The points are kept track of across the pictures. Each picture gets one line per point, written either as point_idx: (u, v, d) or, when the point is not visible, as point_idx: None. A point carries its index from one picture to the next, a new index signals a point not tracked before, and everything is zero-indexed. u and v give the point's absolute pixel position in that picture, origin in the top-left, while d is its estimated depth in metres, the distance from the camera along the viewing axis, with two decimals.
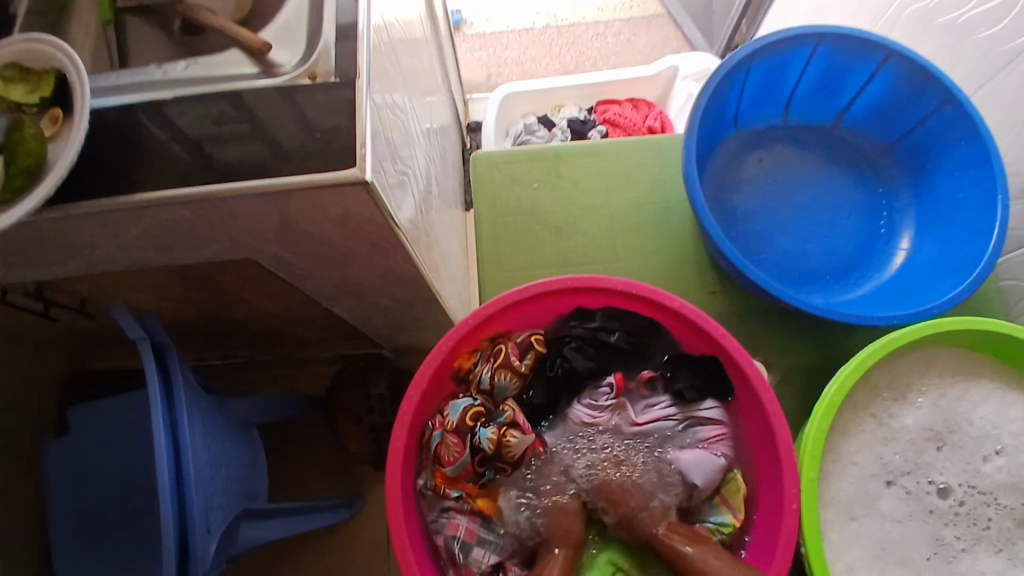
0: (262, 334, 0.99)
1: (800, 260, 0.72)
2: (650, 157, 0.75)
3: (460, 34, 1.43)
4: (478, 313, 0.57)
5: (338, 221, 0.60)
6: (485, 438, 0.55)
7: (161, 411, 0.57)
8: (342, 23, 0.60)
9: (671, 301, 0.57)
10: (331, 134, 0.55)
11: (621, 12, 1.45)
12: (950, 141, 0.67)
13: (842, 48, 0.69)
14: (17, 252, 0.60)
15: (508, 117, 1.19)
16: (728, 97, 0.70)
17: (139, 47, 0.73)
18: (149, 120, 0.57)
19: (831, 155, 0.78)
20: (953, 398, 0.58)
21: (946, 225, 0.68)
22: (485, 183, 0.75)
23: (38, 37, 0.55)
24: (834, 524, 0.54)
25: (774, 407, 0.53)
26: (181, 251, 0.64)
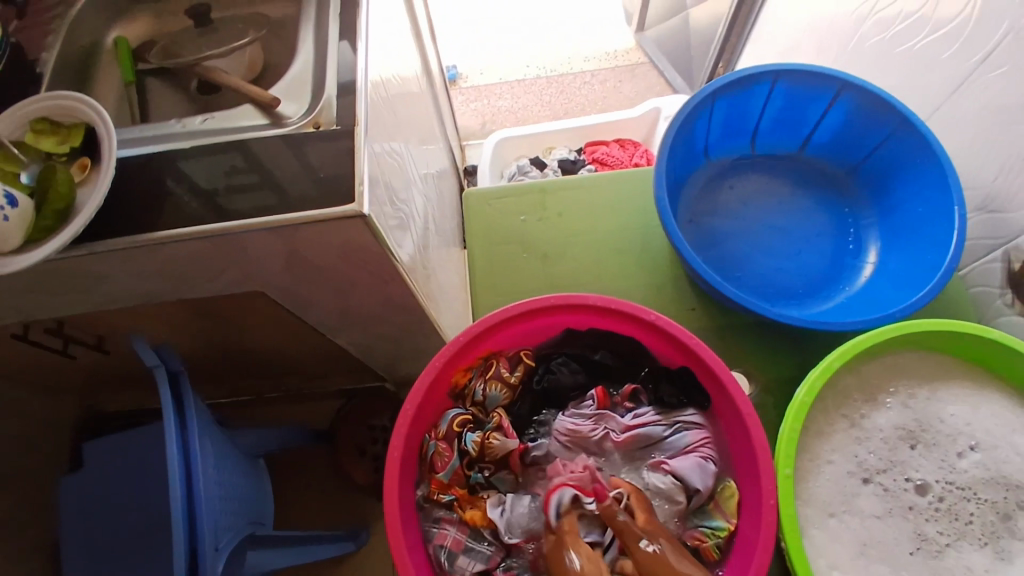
0: (270, 369, 1.04)
1: (774, 278, 0.76)
2: (630, 188, 0.81)
3: (455, 87, 1.56)
4: (469, 330, 0.61)
5: (339, 253, 0.65)
6: (470, 441, 0.60)
7: (175, 431, 0.61)
8: (343, 81, 0.67)
9: (646, 315, 0.61)
10: (333, 172, 0.61)
11: (605, 61, 1.57)
12: (907, 161, 0.72)
13: (799, 83, 0.75)
14: (45, 288, 0.65)
15: (501, 160, 1.26)
16: (696, 131, 0.76)
17: (159, 106, 0.82)
18: (168, 166, 0.63)
19: (798, 180, 0.83)
20: (922, 398, 0.61)
21: (910, 239, 0.72)
22: (477, 215, 0.80)
23: (68, 94, 0.62)
24: (813, 521, 0.56)
25: (748, 407, 0.56)
26: (195, 285, 0.69)
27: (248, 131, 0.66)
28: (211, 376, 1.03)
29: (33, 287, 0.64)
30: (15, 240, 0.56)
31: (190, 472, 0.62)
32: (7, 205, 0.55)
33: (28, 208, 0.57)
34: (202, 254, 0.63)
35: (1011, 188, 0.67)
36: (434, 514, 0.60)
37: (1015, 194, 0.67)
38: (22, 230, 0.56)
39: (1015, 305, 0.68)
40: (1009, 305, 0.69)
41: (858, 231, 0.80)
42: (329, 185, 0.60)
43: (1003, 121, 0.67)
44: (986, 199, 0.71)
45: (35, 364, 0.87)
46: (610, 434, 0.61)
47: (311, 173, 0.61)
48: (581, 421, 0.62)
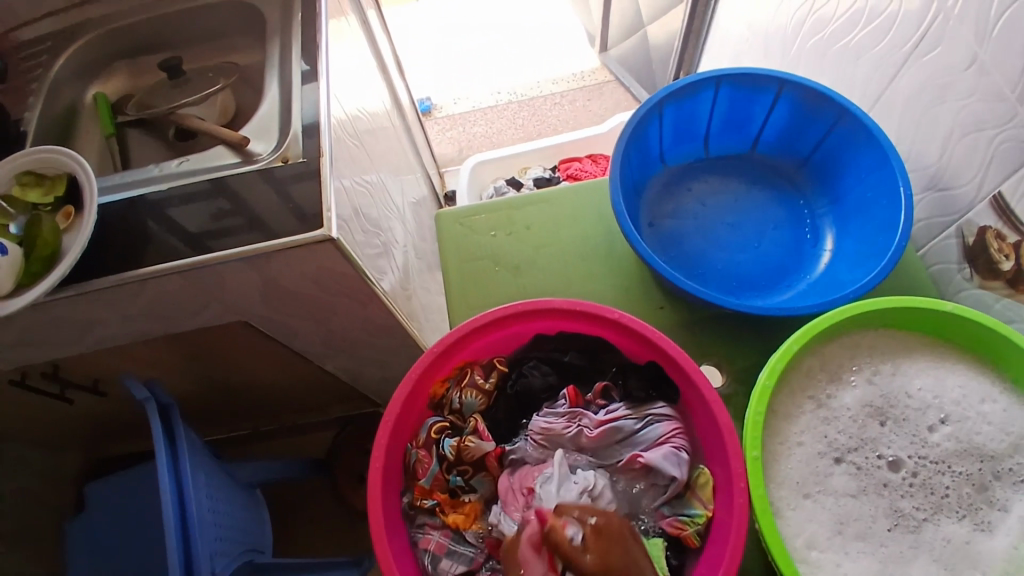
0: (263, 401, 1.06)
1: (736, 272, 0.78)
2: (593, 198, 0.84)
3: (431, 118, 1.67)
4: (442, 341, 0.63)
5: (314, 279, 0.68)
6: (447, 446, 0.62)
7: (166, 460, 0.62)
8: (307, 117, 0.70)
9: (610, 313, 0.64)
10: (302, 203, 0.64)
11: (574, 83, 1.68)
12: (852, 150, 0.76)
13: (741, 85, 0.79)
14: (36, 333, 0.68)
15: (479, 184, 1.30)
16: (648, 139, 0.80)
17: (140, 155, 0.87)
18: (146, 210, 0.67)
19: (752, 177, 0.86)
20: (886, 374, 0.63)
21: (863, 222, 0.75)
22: (450, 233, 0.82)
23: (52, 148, 0.66)
24: (788, 503, 0.57)
25: (712, 394, 0.58)
26: (180, 321, 0.72)
27: (223, 171, 0.69)
28: (207, 412, 1.05)
29: (26, 332, 0.67)
30: (6, 286, 0.59)
31: (183, 499, 0.64)
32: None
33: (17, 255, 0.60)
34: (185, 289, 0.66)
35: (956, 164, 0.69)
36: (419, 520, 0.62)
37: (960, 170, 0.69)
38: (12, 277, 0.60)
39: (974, 278, 0.69)
40: (968, 279, 0.70)
41: (814, 221, 0.82)
42: (298, 215, 0.63)
43: (940, 100, 0.70)
44: (935, 178, 0.73)
45: (34, 411, 0.90)
46: (585, 430, 0.62)
47: (281, 205, 0.64)
48: (555, 420, 0.63)
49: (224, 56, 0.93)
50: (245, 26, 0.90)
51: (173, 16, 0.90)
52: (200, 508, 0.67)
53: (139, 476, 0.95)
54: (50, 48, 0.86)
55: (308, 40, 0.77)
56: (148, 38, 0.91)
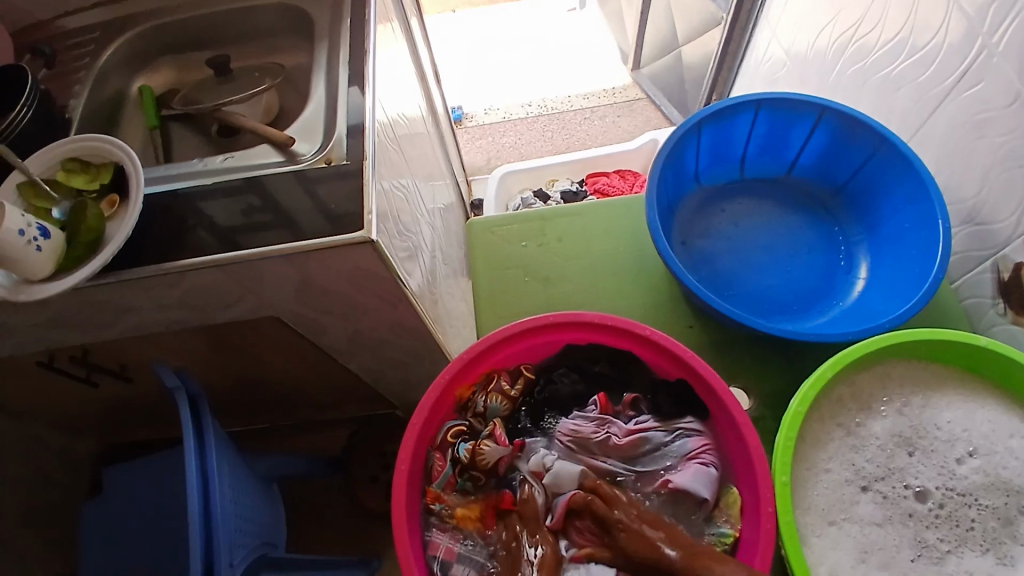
0: (283, 396, 1.07)
1: (767, 294, 0.78)
2: (624, 213, 0.84)
3: (462, 127, 1.69)
4: (473, 348, 0.64)
5: (349, 278, 0.69)
6: (463, 449, 0.63)
7: (193, 448, 0.63)
8: (352, 120, 0.71)
9: (643, 330, 0.64)
10: (343, 203, 0.65)
11: (605, 98, 1.70)
12: (891, 178, 0.75)
13: (780, 108, 0.79)
14: (74, 316, 0.69)
15: (506, 194, 1.31)
16: (684, 158, 0.80)
17: (182, 148, 0.89)
18: (188, 202, 0.68)
19: (786, 201, 0.86)
20: (917, 406, 0.62)
21: (898, 252, 0.75)
22: (480, 243, 0.83)
23: (96, 136, 0.68)
24: (813, 529, 0.56)
25: (743, 416, 0.58)
26: (214, 313, 0.73)
27: (266, 168, 0.70)
28: (228, 404, 1.07)
29: (64, 315, 0.69)
30: (45, 269, 0.60)
31: (207, 488, 0.64)
32: (40, 236, 0.59)
33: (59, 240, 0.61)
34: (221, 281, 0.67)
35: (994, 199, 0.69)
36: (430, 523, 0.62)
37: (997, 205, 0.69)
38: (52, 261, 0.61)
39: (1007, 313, 0.69)
40: (1001, 314, 0.70)
41: (848, 248, 0.82)
42: (338, 215, 0.64)
43: (979, 134, 0.70)
44: (972, 212, 0.73)
45: (60, 394, 0.92)
46: (613, 437, 0.63)
47: (323, 204, 0.65)
48: (583, 424, 0.64)
49: (268, 55, 0.95)
50: (290, 29, 0.92)
51: (223, 15, 0.92)
52: (222, 497, 0.68)
53: (157, 463, 0.96)
54: (100, 40, 0.88)
55: (355, 44, 0.78)
56: (196, 36, 0.93)
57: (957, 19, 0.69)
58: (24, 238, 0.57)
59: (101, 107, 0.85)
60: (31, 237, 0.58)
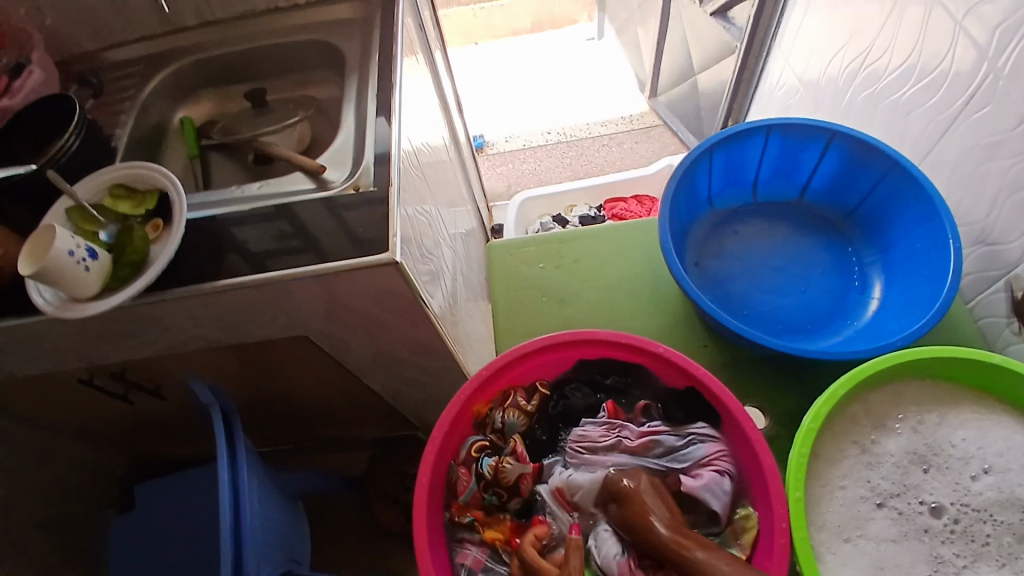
0: (307, 414, 1.10)
1: (781, 315, 0.79)
2: (639, 236, 0.87)
3: (483, 154, 1.74)
4: (490, 365, 0.66)
5: (374, 298, 0.72)
6: (486, 465, 0.64)
7: (226, 461, 0.66)
8: (379, 149, 0.75)
9: (656, 348, 0.66)
10: (370, 227, 0.68)
11: (623, 125, 1.74)
12: (902, 201, 0.77)
13: (791, 133, 0.81)
14: (116, 333, 0.74)
15: (526, 218, 1.35)
16: (697, 182, 0.83)
17: (218, 176, 0.94)
18: (225, 226, 0.72)
19: (799, 224, 0.88)
20: (931, 424, 0.62)
21: (910, 273, 0.76)
22: (499, 265, 0.85)
23: (144, 165, 0.73)
24: (828, 545, 0.57)
25: (756, 434, 0.59)
26: (245, 331, 0.77)
27: (298, 195, 0.75)
28: (255, 421, 1.10)
29: (106, 332, 0.73)
30: (93, 288, 0.65)
31: (238, 501, 0.67)
32: (88, 257, 0.63)
33: (105, 261, 0.66)
34: (254, 301, 0.71)
35: (1006, 221, 0.70)
36: (457, 535, 0.64)
37: (1008, 228, 0.69)
38: (100, 279, 0.65)
39: (1023, 332, 0.69)
40: (1016, 333, 0.70)
41: (862, 269, 0.83)
42: (365, 238, 0.68)
43: (991, 157, 0.71)
44: (985, 233, 0.73)
45: (98, 408, 0.96)
46: (624, 440, 0.64)
47: (349, 229, 0.69)
48: (592, 428, 0.66)
49: (300, 89, 1.01)
50: (322, 63, 0.98)
51: (260, 53, 0.98)
52: (252, 511, 0.70)
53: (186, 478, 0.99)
54: (144, 77, 0.95)
55: (383, 77, 0.83)
56: (233, 70, 0.99)
57: (964, 43, 0.71)
58: (74, 259, 0.62)
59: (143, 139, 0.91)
60: (81, 258, 0.63)
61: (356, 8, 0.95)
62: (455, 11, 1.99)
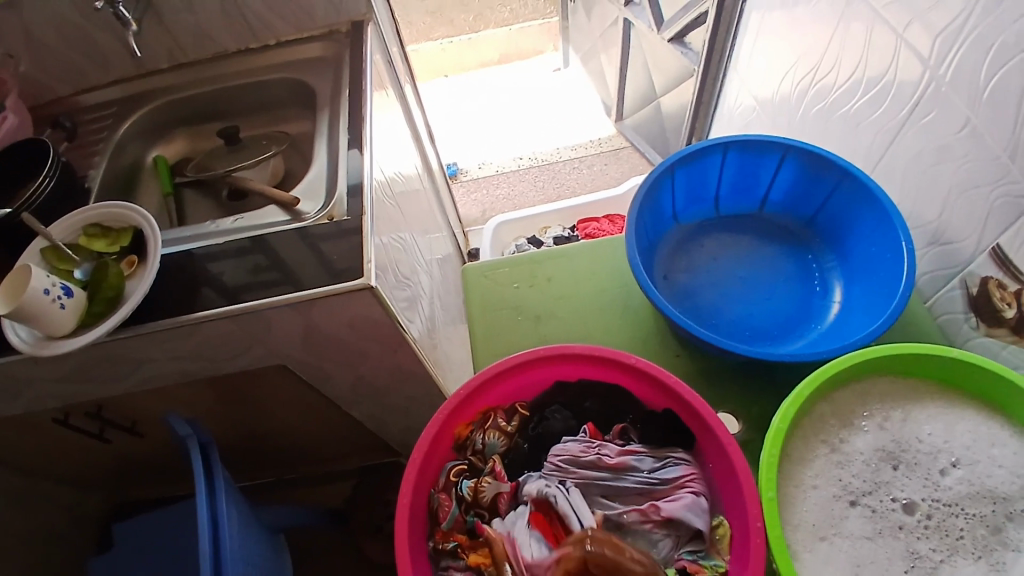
0: (289, 447, 1.09)
1: (749, 323, 0.81)
2: (610, 254, 0.89)
3: (457, 181, 1.77)
4: (468, 385, 0.67)
5: (350, 325, 0.73)
6: (465, 487, 0.65)
7: (203, 493, 0.66)
8: (352, 179, 0.77)
9: (629, 359, 0.67)
10: (345, 255, 0.70)
11: (593, 148, 1.80)
12: (856, 208, 0.80)
13: (747, 149, 0.85)
14: (92, 370, 0.73)
15: (502, 242, 1.38)
16: (662, 199, 0.86)
17: (192, 212, 0.95)
18: (200, 261, 0.73)
19: (761, 235, 0.91)
20: (897, 420, 0.64)
21: (868, 276, 0.79)
22: (476, 287, 0.87)
23: (118, 204, 0.74)
24: (805, 545, 0.58)
25: (728, 438, 0.61)
26: (223, 364, 0.77)
27: (272, 227, 0.76)
28: (236, 456, 1.09)
29: (81, 369, 0.73)
30: (68, 326, 0.65)
31: (217, 533, 0.67)
32: (63, 295, 0.64)
33: (81, 298, 0.66)
34: (231, 332, 0.71)
35: (955, 221, 0.74)
36: (442, 563, 0.63)
37: (959, 226, 0.73)
38: (75, 316, 0.65)
39: (980, 327, 0.72)
40: (974, 327, 0.73)
41: (823, 274, 0.86)
42: (340, 265, 0.69)
43: (936, 161, 0.75)
44: (936, 234, 0.77)
45: (74, 450, 0.94)
46: (604, 457, 0.65)
47: (325, 256, 0.70)
48: (572, 444, 0.66)
49: (274, 125, 1.03)
50: (295, 100, 1.00)
51: (233, 91, 1.00)
52: (232, 542, 0.70)
53: None
54: (118, 117, 0.96)
55: (354, 110, 0.85)
56: (207, 109, 1.01)
57: (907, 57, 0.76)
58: (49, 297, 0.62)
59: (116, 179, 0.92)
60: (56, 296, 0.63)
61: (327, 46, 0.98)
62: (424, 46, 2.00)
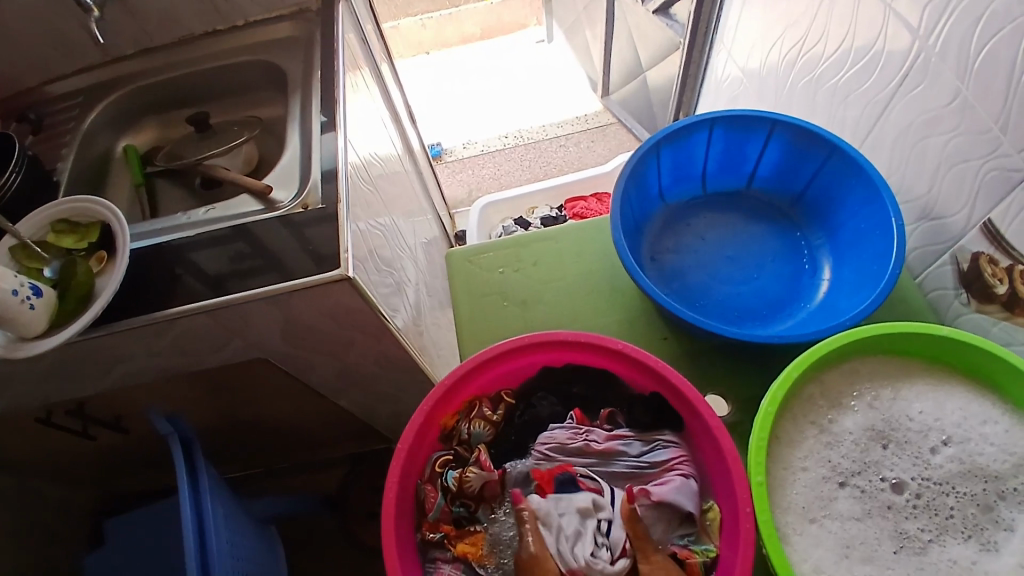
0: (278, 437, 1.09)
1: (737, 303, 0.80)
2: (596, 235, 0.87)
3: (441, 162, 1.74)
4: (453, 373, 0.65)
5: (332, 316, 0.71)
6: (450, 478, 0.64)
7: (187, 493, 0.65)
8: (327, 165, 0.75)
9: (617, 345, 0.65)
10: (322, 245, 0.67)
11: (579, 125, 1.77)
12: (845, 183, 0.79)
13: (733, 126, 0.83)
14: (68, 370, 0.72)
15: (488, 224, 1.36)
16: (647, 179, 0.84)
17: (167, 203, 0.93)
18: (174, 254, 0.71)
19: (748, 213, 0.90)
20: (886, 399, 0.64)
21: (857, 253, 0.78)
22: (461, 273, 0.85)
23: (84, 197, 0.71)
24: (794, 527, 0.58)
25: (715, 421, 0.60)
26: (203, 359, 0.76)
27: (247, 216, 0.73)
28: (225, 449, 1.08)
29: (56, 368, 0.71)
30: (39, 326, 0.62)
31: (203, 531, 0.66)
32: (33, 295, 0.61)
33: (51, 297, 0.64)
34: (209, 326, 0.69)
35: (945, 195, 0.72)
36: (430, 554, 0.63)
37: (949, 200, 0.72)
38: (46, 317, 0.63)
39: (971, 303, 0.71)
40: (965, 304, 0.72)
41: (812, 252, 0.85)
42: (317, 255, 0.67)
43: (926, 135, 0.73)
44: (926, 209, 0.76)
45: (59, 449, 0.93)
46: (591, 443, 0.65)
47: (303, 246, 0.68)
48: (559, 432, 0.66)
49: (247, 110, 0.99)
50: (268, 83, 0.97)
51: (203, 76, 0.96)
52: (218, 537, 0.69)
53: None
54: (84, 105, 0.92)
55: (327, 93, 0.82)
56: (176, 94, 0.97)
57: (895, 26, 0.73)
58: (18, 298, 0.60)
59: (84, 171, 0.89)
60: (25, 296, 0.60)
61: (298, 25, 0.94)
62: (403, 22, 1.94)
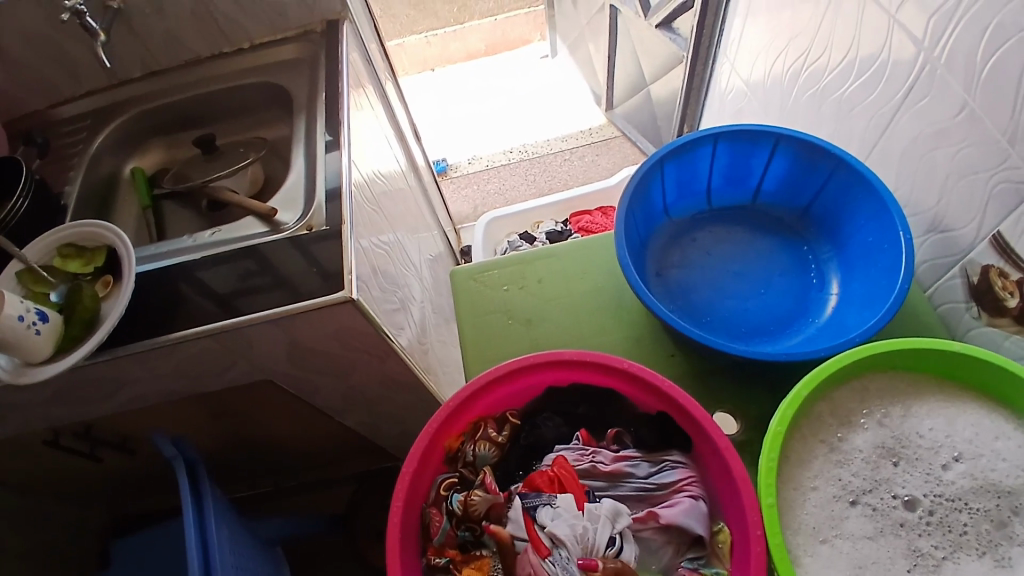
0: (284, 456, 1.08)
1: (744, 319, 0.79)
2: (601, 252, 0.87)
3: (447, 177, 1.74)
4: (457, 395, 0.65)
5: (336, 337, 0.71)
6: (456, 501, 0.63)
7: (191, 518, 0.64)
8: (331, 186, 0.75)
9: (621, 363, 0.65)
10: (325, 265, 0.67)
11: (584, 139, 1.77)
12: (851, 196, 0.78)
13: (737, 140, 0.83)
14: (75, 393, 0.72)
15: (493, 240, 1.36)
16: (651, 195, 0.84)
17: (173, 225, 0.93)
18: (180, 277, 0.71)
19: (754, 227, 0.89)
20: (897, 416, 0.62)
21: (865, 267, 0.77)
22: (465, 291, 0.85)
23: (90, 222, 0.71)
24: (805, 548, 0.56)
25: (724, 441, 0.59)
26: (209, 381, 0.76)
27: (253, 239, 0.73)
28: (232, 469, 1.08)
29: (64, 392, 0.71)
30: (45, 352, 0.63)
31: (207, 557, 0.66)
32: (39, 320, 0.62)
33: (57, 322, 0.64)
34: (212, 349, 0.69)
35: (953, 207, 0.71)
36: None
37: (958, 212, 0.71)
38: (52, 342, 0.63)
39: (981, 316, 0.70)
40: (975, 317, 0.71)
41: (819, 266, 0.84)
42: (321, 276, 0.67)
43: (933, 146, 0.72)
44: (934, 221, 0.75)
45: (67, 470, 0.93)
46: (598, 464, 0.64)
47: (307, 267, 0.68)
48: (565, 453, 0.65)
49: (253, 130, 1.01)
50: (273, 104, 0.98)
51: (209, 98, 0.97)
52: (224, 561, 0.69)
53: None
54: (92, 128, 0.93)
55: (331, 113, 0.83)
56: (183, 116, 0.99)
57: (900, 38, 0.73)
58: (24, 324, 0.60)
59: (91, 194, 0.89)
60: (31, 322, 0.61)
61: (302, 46, 0.95)
62: (408, 40, 1.95)
